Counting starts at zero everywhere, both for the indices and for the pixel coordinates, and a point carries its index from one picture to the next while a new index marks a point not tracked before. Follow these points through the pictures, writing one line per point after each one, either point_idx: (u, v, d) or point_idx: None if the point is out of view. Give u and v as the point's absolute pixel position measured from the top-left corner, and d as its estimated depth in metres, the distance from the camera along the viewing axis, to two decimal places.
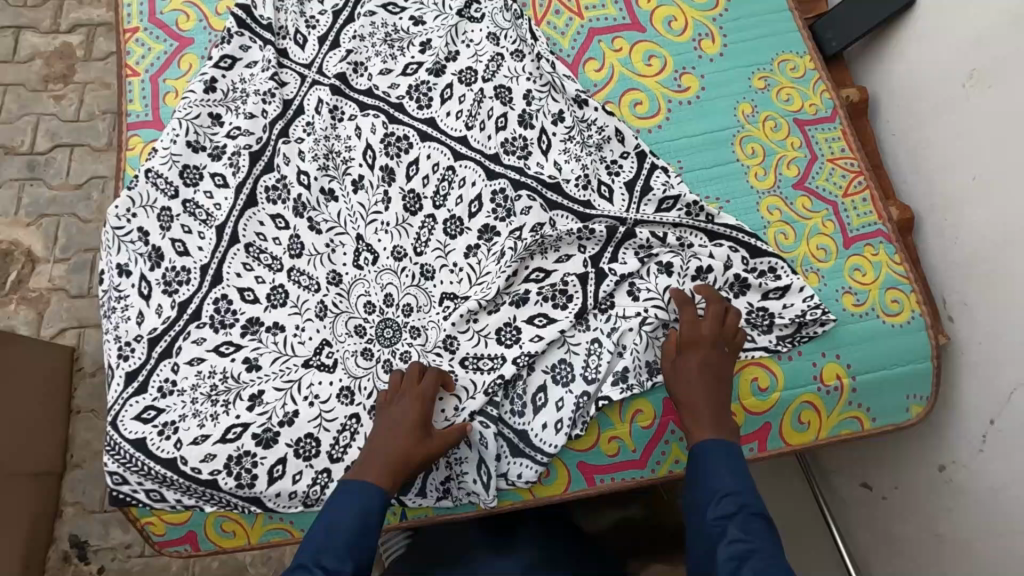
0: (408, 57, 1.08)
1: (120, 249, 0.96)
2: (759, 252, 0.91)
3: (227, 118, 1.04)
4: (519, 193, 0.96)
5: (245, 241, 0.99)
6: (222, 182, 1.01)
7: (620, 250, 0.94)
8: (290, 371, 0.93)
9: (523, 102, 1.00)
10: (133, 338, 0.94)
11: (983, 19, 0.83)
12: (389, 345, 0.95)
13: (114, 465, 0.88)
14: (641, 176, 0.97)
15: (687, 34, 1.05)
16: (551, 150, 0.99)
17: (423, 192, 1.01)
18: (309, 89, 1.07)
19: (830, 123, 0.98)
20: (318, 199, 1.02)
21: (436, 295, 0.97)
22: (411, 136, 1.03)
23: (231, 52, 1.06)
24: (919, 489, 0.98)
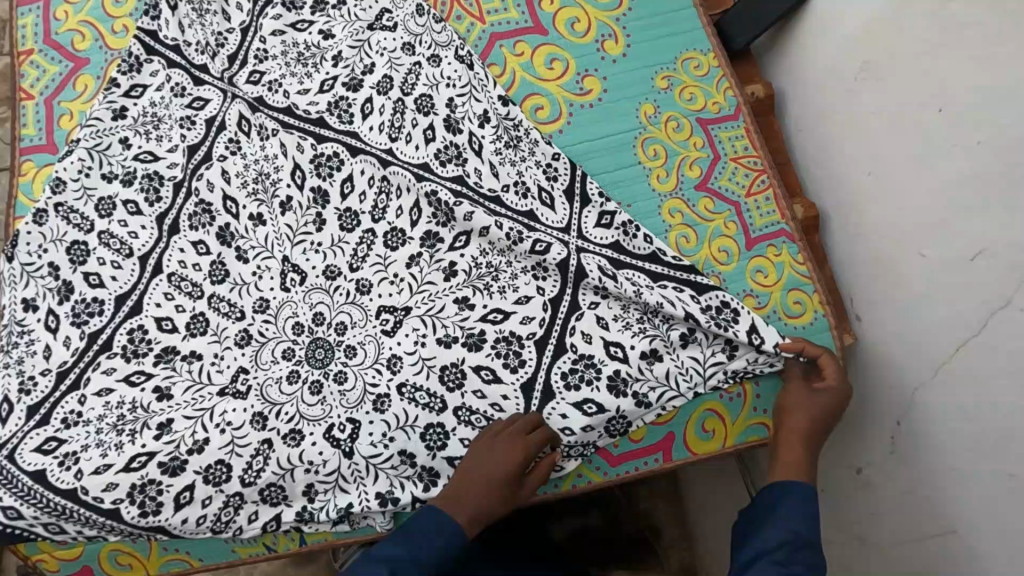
0: (322, 73, 1.03)
1: (27, 283, 0.91)
2: (704, 289, 0.86)
3: (135, 142, 1.00)
4: (460, 201, 0.91)
5: (168, 271, 0.93)
6: (135, 209, 0.96)
7: (579, 291, 0.88)
8: (204, 400, 0.87)
9: (446, 109, 0.98)
10: (39, 372, 0.88)
11: (870, 10, 0.81)
12: (322, 367, 0.89)
13: (9, 499, 0.82)
14: (577, 182, 0.93)
15: (589, 35, 1.03)
16: (484, 152, 0.95)
17: (360, 208, 0.95)
18: (229, 103, 1.01)
19: (733, 121, 0.96)
20: (246, 226, 0.96)
21: (374, 309, 0.91)
22: (342, 152, 0.98)
23: (141, 80, 1.03)
24: (841, 492, 0.94)
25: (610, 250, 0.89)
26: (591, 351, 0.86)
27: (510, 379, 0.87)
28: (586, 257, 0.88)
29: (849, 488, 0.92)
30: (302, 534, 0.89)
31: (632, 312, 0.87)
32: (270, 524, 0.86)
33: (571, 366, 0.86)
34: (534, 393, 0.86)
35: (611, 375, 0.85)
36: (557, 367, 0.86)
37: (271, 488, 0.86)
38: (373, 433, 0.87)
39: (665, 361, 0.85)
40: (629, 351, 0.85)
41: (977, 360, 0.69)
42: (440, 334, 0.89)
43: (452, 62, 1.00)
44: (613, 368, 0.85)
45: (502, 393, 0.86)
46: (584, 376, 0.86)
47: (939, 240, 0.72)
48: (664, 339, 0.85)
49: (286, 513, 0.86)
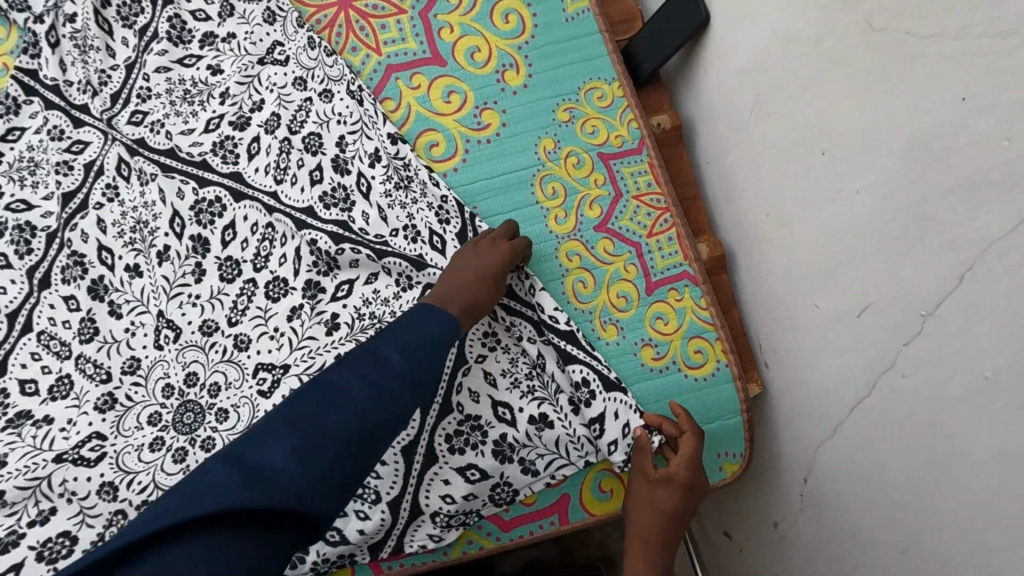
0: (209, 111, 0.95)
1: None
2: (570, 360, 0.81)
3: (7, 189, 0.93)
4: (341, 247, 0.87)
5: (37, 329, 0.87)
6: (3, 263, 0.89)
7: (467, 340, 0.81)
8: (37, 468, 0.80)
9: (336, 148, 0.92)
10: None
11: (758, 41, 0.76)
12: (187, 433, 0.83)
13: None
14: (467, 224, 0.88)
15: (489, 65, 0.98)
16: (373, 193, 0.90)
17: (242, 257, 0.90)
18: (110, 146, 0.95)
19: (635, 156, 0.90)
20: (121, 278, 0.90)
21: (250, 367, 0.86)
22: (223, 197, 0.92)
23: (20, 123, 0.97)
24: (762, 546, 0.88)
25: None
26: (479, 411, 0.79)
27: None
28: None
29: (768, 543, 0.87)
30: None
31: (521, 367, 0.81)
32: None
33: (455, 428, 0.79)
34: (415, 457, 0.78)
35: (499, 439, 0.79)
36: (443, 428, 0.79)
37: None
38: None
39: (597, 404, 0.80)
40: (517, 413, 0.79)
41: (868, 422, 0.64)
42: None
43: (346, 96, 0.94)
44: (500, 431, 0.79)
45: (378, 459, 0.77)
46: (469, 440, 0.79)
47: (830, 290, 0.68)
48: (553, 403, 0.80)
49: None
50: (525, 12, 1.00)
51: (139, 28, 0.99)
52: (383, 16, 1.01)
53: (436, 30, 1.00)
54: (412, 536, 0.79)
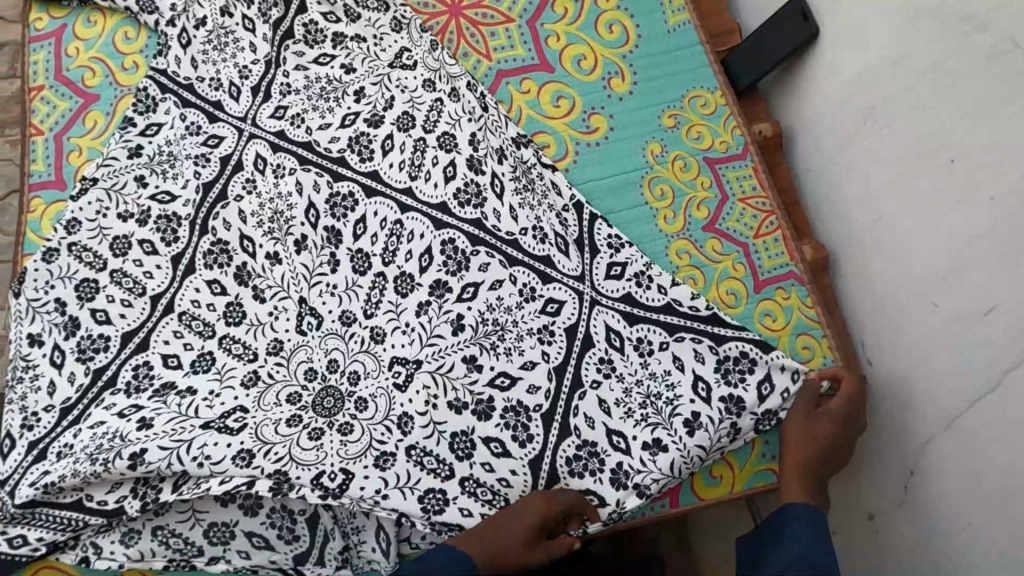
0: (344, 107, 1.03)
1: (33, 318, 0.93)
2: (724, 339, 0.85)
3: (152, 180, 1.00)
4: (478, 249, 0.92)
5: (180, 310, 0.94)
6: (151, 249, 0.97)
7: (582, 365, 0.87)
8: (183, 432, 0.83)
9: (469, 147, 0.96)
10: (43, 408, 0.90)
11: (872, 58, 0.82)
12: (327, 416, 0.86)
13: (17, 527, 0.83)
14: (584, 231, 0.93)
15: (596, 73, 1.03)
16: (505, 193, 0.94)
17: (372, 250, 0.95)
18: (246, 142, 1.02)
19: (740, 161, 0.95)
20: (262, 265, 0.96)
21: (386, 359, 0.89)
22: (356, 192, 0.98)
23: (157, 119, 1.04)
24: (853, 537, 0.92)
25: (623, 304, 0.88)
26: (594, 438, 0.85)
27: (519, 454, 0.85)
28: (594, 319, 0.89)
29: (860, 534, 0.90)
30: None
31: (635, 397, 0.86)
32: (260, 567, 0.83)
33: (575, 451, 0.85)
34: (554, 426, 0.86)
35: (616, 466, 0.84)
36: (562, 451, 0.85)
37: (255, 537, 0.83)
38: (365, 489, 0.82)
39: (761, 366, 0.84)
40: (631, 441, 0.85)
41: (989, 415, 0.69)
42: (451, 398, 0.87)
43: (468, 94, 1.00)
44: (616, 459, 0.84)
45: (509, 468, 0.84)
46: (588, 465, 0.85)
47: (948, 290, 0.73)
48: (667, 426, 0.84)
49: (281, 560, 0.83)
50: (628, 23, 1.05)
51: (275, 22, 1.07)
52: (492, 24, 1.07)
53: (543, 38, 1.05)
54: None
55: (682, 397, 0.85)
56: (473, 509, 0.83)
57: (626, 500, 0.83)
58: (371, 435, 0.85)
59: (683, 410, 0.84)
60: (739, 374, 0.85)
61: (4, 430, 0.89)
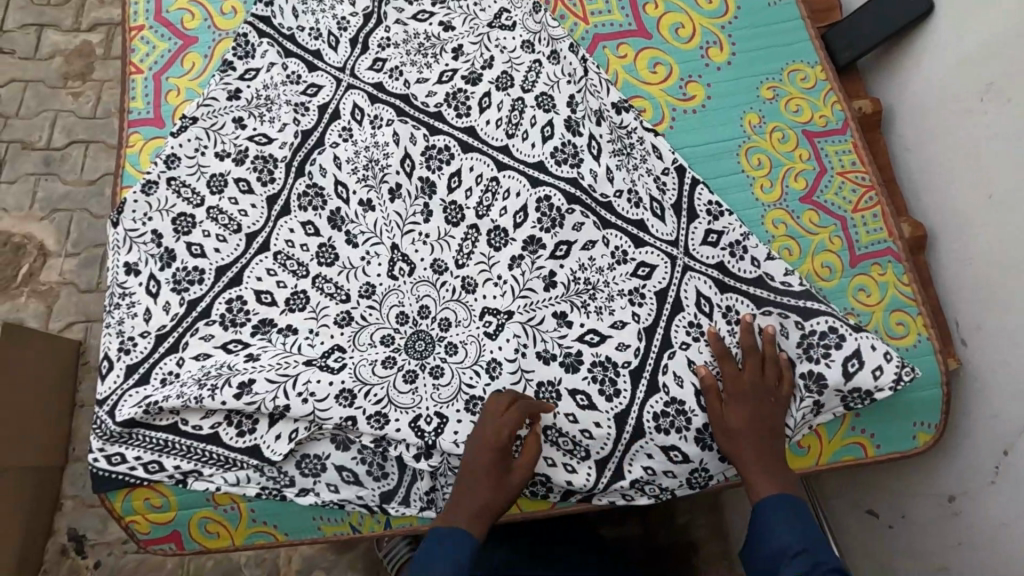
0: (442, 64, 1.05)
1: (130, 248, 0.95)
2: (812, 314, 0.84)
3: (250, 123, 1.03)
4: (573, 208, 0.93)
5: (274, 249, 0.96)
6: (246, 188, 0.99)
7: (671, 326, 0.88)
8: (289, 367, 0.86)
9: (568, 110, 0.97)
10: (138, 333, 0.91)
11: (990, 34, 0.81)
12: (419, 358, 0.90)
13: (114, 446, 0.86)
14: (685, 196, 0.92)
15: (694, 41, 1.02)
16: (602, 155, 0.95)
17: (466, 203, 0.98)
18: (344, 92, 1.05)
19: (840, 135, 0.94)
20: (356, 211, 0.99)
21: (478, 309, 0.93)
22: (452, 146, 1.01)
23: (256, 65, 1.06)
24: (928, 521, 0.93)
25: (716, 271, 0.89)
26: (683, 396, 0.85)
27: (605, 407, 0.86)
28: (686, 285, 0.89)
29: (936, 516, 0.92)
30: (388, 518, 0.88)
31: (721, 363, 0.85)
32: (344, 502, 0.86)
33: (662, 408, 0.86)
34: (642, 380, 0.86)
35: (702, 427, 0.85)
36: (650, 406, 0.86)
37: (345, 471, 0.86)
38: (458, 433, 0.85)
39: (850, 343, 0.83)
40: None
41: None
42: (540, 347, 0.89)
43: (570, 56, 1.01)
44: (703, 420, 0.85)
45: (594, 420, 0.86)
46: (675, 422, 0.85)
47: None
48: None
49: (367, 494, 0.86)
50: None
51: None
52: None
53: (642, 5, 1.05)
54: (630, 463, 0.86)
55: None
56: (556, 459, 0.87)
57: (707, 461, 0.85)
58: (460, 378, 0.88)
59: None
60: (824, 350, 0.83)
61: (101, 353, 0.91)
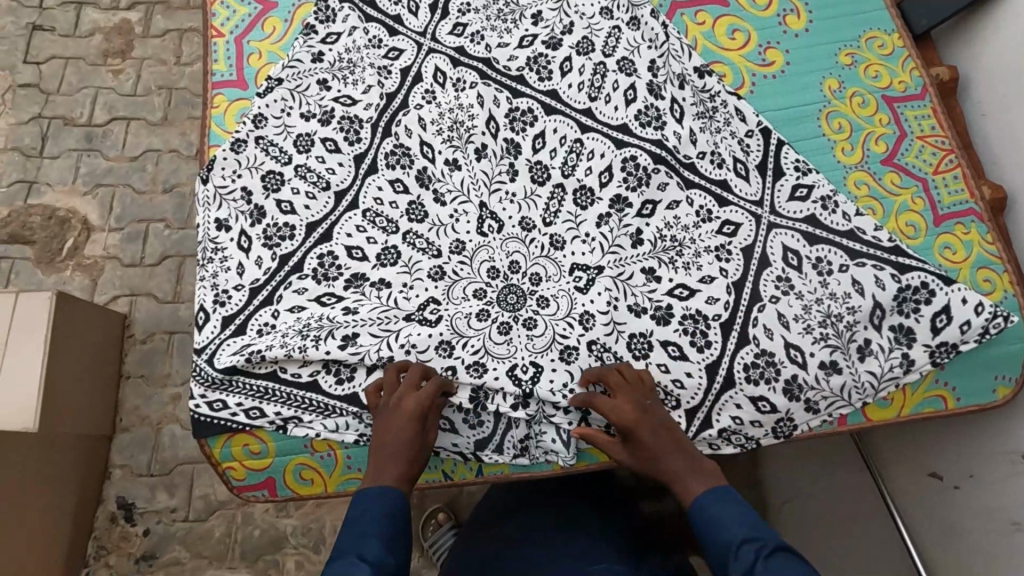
0: (522, 29, 1.06)
1: (220, 205, 0.97)
2: (906, 268, 0.87)
3: (335, 85, 1.04)
4: (659, 167, 0.95)
5: (364, 207, 0.98)
6: (333, 147, 1.01)
7: (760, 280, 0.90)
8: (390, 322, 0.90)
9: (649, 73, 0.99)
10: (233, 286, 0.93)
11: None
12: (512, 310, 0.93)
13: (215, 393, 0.90)
14: (770, 155, 0.94)
15: (771, 9, 1.04)
16: (686, 117, 0.97)
17: (551, 163, 1.00)
18: (425, 56, 1.06)
19: (919, 101, 0.96)
20: (442, 170, 1.00)
21: (567, 266, 0.95)
22: (535, 109, 1.02)
23: (337, 29, 1.07)
24: (1000, 478, 0.97)
25: (805, 224, 0.91)
26: (773, 348, 0.88)
27: (696, 357, 0.89)
28: (772, 240, 0.91)
29: (1010, 472, 0.96)
30: (480, 465, 0.92)
31: (814, 314, 0.88)
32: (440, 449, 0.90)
33: (753, 359, 0.89)
34: (733, 333, 0.89)
35: (790, 379, 0.88)
36: (741, 357, 0.89)
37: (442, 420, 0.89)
38: (555, 381, 0.88)
39: (939, 299, 0.86)
40: (808, 357, 0.87)
41: None
42: (631, 301, 0.92)
43: (651, 21, 1.02)
44: (791, 371, 0.88)
45: (685, 370, 0.89)
46: (764, 373, 0.88)
47: None
48: (844, 351, 0.87)
49: (462, 442, 0.89)
50: None
51: None
52: None
53: None
54: (719, 412, 0.89)
55: (859, 322, 0.88)
56: None
57: (793, 412, 0.88)
58: (554, 330, 0.91)
59: (859, 336, 0.88)
60: (916, 304, 0.87)
61: (197, 305, 0.93)
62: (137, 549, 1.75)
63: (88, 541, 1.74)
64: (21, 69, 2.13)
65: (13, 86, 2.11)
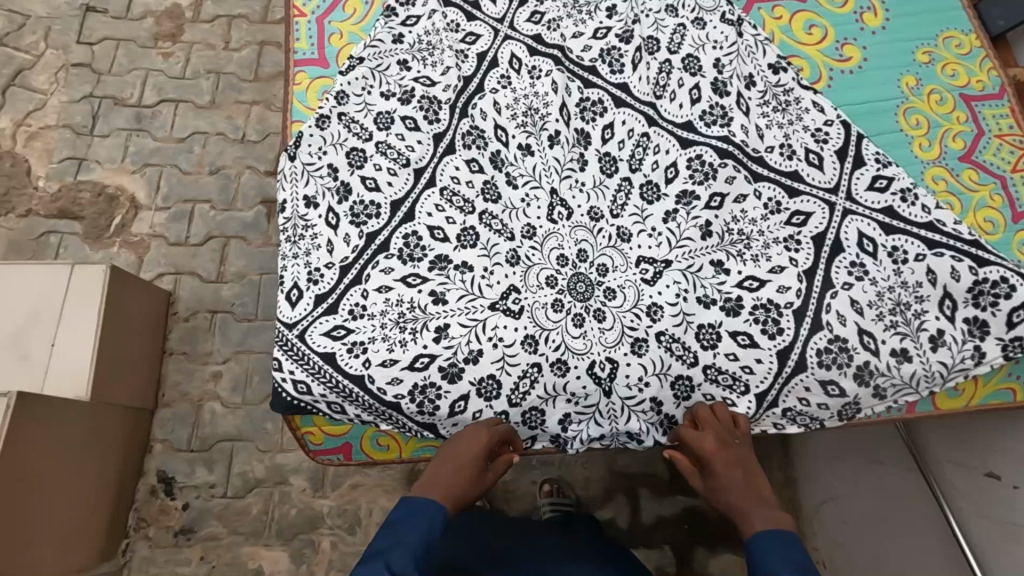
0: (596, 22, 1.08)
1: (308, 180, 1.00)
2: (984, 262, 0.88)
3: (414, 66, 1.06)
4: (725, 162, 0.97)
5: (441, 185, 1.00)
6: (413, 125, 1.03)
7: (832, 267, 0.91)
8: (476, 311, 0.92)
9: (714, 71, 1.01)
10: (324, 265, 0.95)
11: None
12: (583, 300, 0.94)
13: (302, 374, 0.90)
14: (851, 144, 0.95)
15: (848, 6, 1.05)
16: (751, 114, 0.99)
17: (619, 155, 1.01)
18: (501, 42, 1.08)
19: (997, 100, 0.97)
20: (515, 155, 1.02)
21: (633, 257, 0.96)
22: (605, 100, 1.03)
23: (416, 12, 1.10)
24: None
25: (881, 215, 0.92)
26: (846, 334, 0.89)
27: (768, 344, 0.90)
28: (846, 226, 0.93)
29: None
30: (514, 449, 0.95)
31: (887, 301, 0.89)
32: (526, 441, 0.94)
33: (826, 344, 0.89)
34: (806, 320, 0.90)
35: (862, 364, 0.88)
36: (813, 342, 0.89)
37: (532, 411, 0.91)
38: (630, 375, 0.91)
39: (1019, 294, 0.86)
40: (880, 344, 0.88)
41: None
42: (700, 293, 0.93)
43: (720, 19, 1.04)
44: (864, 358, 0.88)
45: (757, 356, 0.90)
46: (837, 358, 0.89)
47: None
48: (914, 339, 0.88)
49: (542, 435, 0.93)
50: None
51: None
52: None
53: None
54: (787, 394, 0.90)
55: (929, 311, 0.89)
56: (715, 394, 0.91)
57: (861, 398, 0.89)
58: (622, 322, 0.93)
59: (929, 326, 0.88)
60: (993, 298, 0.87)
61: (289, 282, 0.95)
62: (175, 522, 1.73)
63: (129, 513, 1.71)
64: (74, 49, 2.14)
65: (65, 66, 2.12)
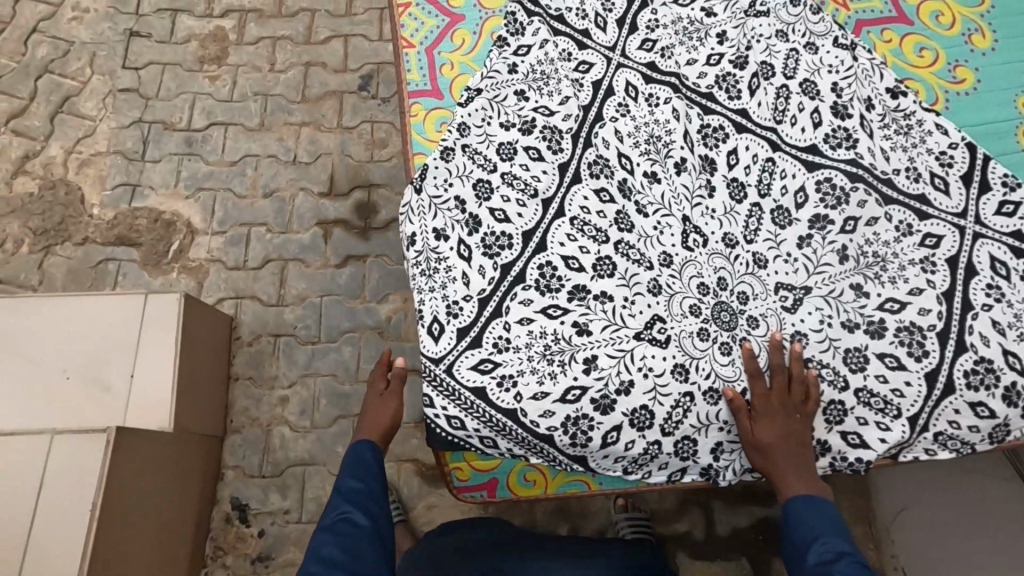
0: (707, 48, 1.09)
1: (436, 214, 1.00)
2: None
3: (532, 96, 1.07)
4: (856, 185, 0.99)
5: (571, 215, 1.00)
6: (537, 155, 1.04)
7: (968, 288, 0.93)
8: (622, 341, 0.93)
9: (832, 95, 1.03)
10: (462, 297, 0.96)
11: None
12: (729, 329, 0.95)
13: (455, 409, 0.91)
14: (976, 168, 0.97)
15: (956, 28, 1.07)
16: (875, 136, 1.01)
17: (746, 180, 1.02)
18: (615, 71, 1.09)
19: None
20: (642, 182, 1.03)
21: (771, 284, 0.98)
22: (726, 126, 1.05)
23: (526, 41, 1.10)
24: None
25: (1011, 238, 0.94)
26: (990, 355, 0.91)
27: (915, 367, 0.92)
28: (978, 251, 0.94)
29: None
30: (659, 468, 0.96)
31: None
32: (675, 474, 0.94)
33: (971, 366, 0.91)
34: (949, 342, 0.92)
35: (1010, 384, 0.90)
36: (959, 364, 0.91)
37: (684, 441, 0.92)
38: None
39: None
40: None
41: None
42: (844, 318, 0.95)
43: (830, 44, 1.06)
44: (1011, 378, 0.90)
45: (905, 379, 0.92)
46: (984, 379, 0.91)
47: None
48: None
49: (693, 468, 0.93)
50: None
51: None
52: None
53: None
54: (938, 417, 0.91)
55: None
56: (868, 418, 0.92)
57: (1011, 418, 0.90)
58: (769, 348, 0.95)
59: None
60: None
61: (429, 315, 0.95)
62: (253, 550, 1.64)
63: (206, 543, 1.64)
64: (121, 74, 2.01)
65: (111, 91, 1.99)
